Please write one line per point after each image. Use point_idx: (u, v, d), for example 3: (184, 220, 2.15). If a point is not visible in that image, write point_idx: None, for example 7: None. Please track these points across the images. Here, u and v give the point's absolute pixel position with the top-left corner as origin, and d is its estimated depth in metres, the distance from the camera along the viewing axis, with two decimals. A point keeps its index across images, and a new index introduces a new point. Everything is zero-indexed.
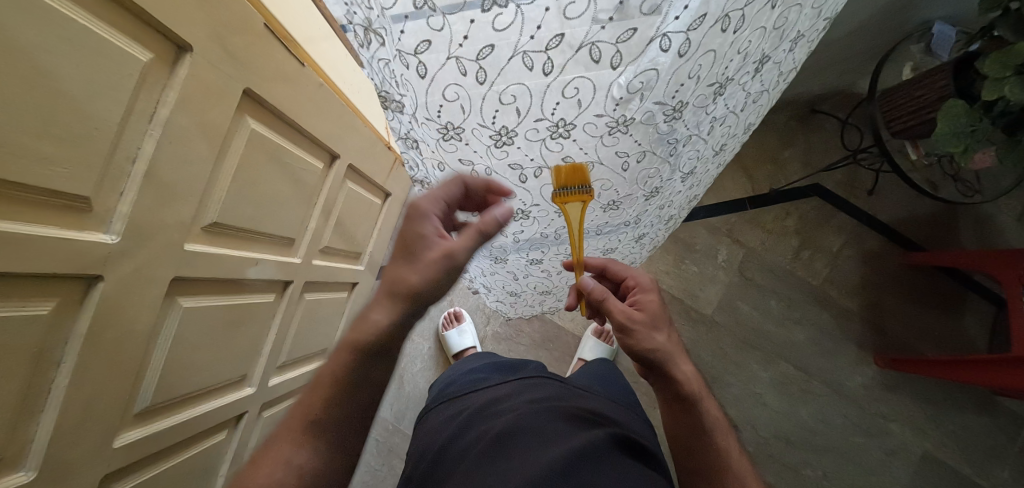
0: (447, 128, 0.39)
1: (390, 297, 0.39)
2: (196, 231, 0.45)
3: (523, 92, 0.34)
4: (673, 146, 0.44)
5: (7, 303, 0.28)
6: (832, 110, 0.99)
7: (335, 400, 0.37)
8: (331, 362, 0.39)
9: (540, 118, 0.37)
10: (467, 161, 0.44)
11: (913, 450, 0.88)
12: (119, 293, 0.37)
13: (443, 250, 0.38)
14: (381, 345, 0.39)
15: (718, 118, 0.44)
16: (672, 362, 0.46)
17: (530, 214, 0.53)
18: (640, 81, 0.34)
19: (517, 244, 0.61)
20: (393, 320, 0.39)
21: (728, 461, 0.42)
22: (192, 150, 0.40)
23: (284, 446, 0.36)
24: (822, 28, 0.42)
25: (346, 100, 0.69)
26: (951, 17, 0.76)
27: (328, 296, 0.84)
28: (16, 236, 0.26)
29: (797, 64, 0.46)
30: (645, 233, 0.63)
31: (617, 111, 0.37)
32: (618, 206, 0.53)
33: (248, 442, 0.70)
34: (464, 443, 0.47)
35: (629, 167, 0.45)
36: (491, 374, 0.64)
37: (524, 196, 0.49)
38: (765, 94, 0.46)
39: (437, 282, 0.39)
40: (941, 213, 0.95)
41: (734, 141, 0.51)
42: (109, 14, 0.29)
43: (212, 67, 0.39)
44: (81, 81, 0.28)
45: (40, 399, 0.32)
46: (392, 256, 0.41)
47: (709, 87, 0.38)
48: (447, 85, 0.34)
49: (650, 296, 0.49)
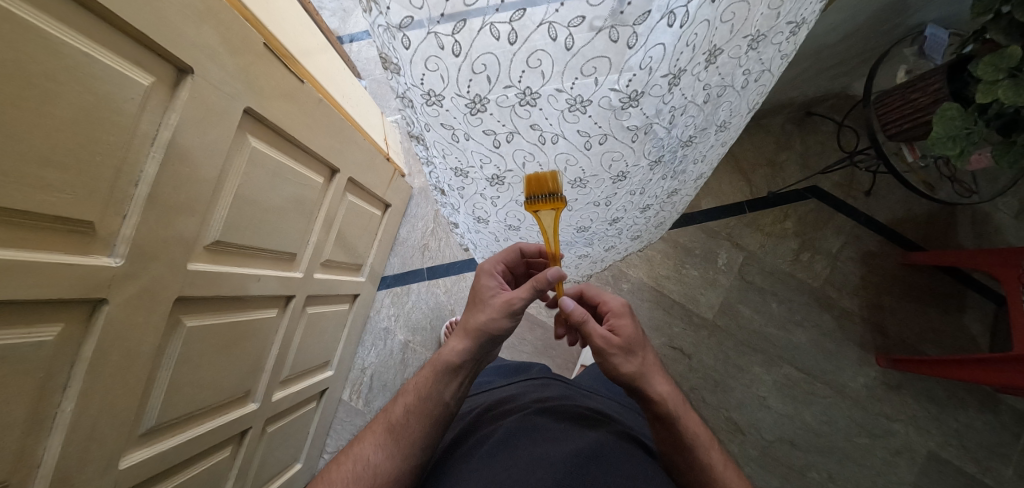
0: (423, 90, 0.37)
1: (463, 333, 0.48)
2: (199, 250, 0.45)
3: (493, 64, 0.32)
4: (635, 133, 0.40)
5: (12, 331, 0.28)
6: (828, 112, 1.00)
7: (411, 414, 0.46)
8: (416, 379, 0.49)
9: (508, 85, 0.34)
10: (448, 127, 0.41)
11: (918, 449, 0.88)
12: (124, 314, 0.37)
13: (504, 298, 0.47)
14: (452, 366, 0.47)
15: (679, 108, 0.40)
16: (648, 384, 0.45)
17: (506, 181, 0.46)
18: (593, 66, 0.32)
19: (496, 211, 0.53)
20: (459, 356, 0.47)
21: (713, 475, 0.44)
22: (196, 171, 0.40)
23: (366, 445, 0.45)
24: (787, 32, 0.39)
25: (342, 112, 0.70)
26: (947, 17, 0.77)
27: (330, 309, 0.84)
28: (20, 264, 0.27)
29: (764, 65, 0.42)
30: (620, 217, 0.55)
31: (575, 91, 0.34)
32: (586, 184, 0.47)
33: (252, 458, 0.70)
34: (471, 440, 0.49)
35: (592, 148, 0.41)
36: (500, 378, 0.67)
37: (498, 161, 0.44)
38: (730, 89, 0.42)
39: (500, 323, 0.47)
40: (939, 212, 0.95)
41: (703, 134, 0.46)
42: (107, 39, 0.29)
43: (213, 87, 0.39)
44: (77, 109, 0.28)
45: (49, 418, 0.33)
46: (466, 307, 0.51)
47: (665, 79, 0.35)
48: (427, 57, 0.33)
49: (624, 321, 0.48)
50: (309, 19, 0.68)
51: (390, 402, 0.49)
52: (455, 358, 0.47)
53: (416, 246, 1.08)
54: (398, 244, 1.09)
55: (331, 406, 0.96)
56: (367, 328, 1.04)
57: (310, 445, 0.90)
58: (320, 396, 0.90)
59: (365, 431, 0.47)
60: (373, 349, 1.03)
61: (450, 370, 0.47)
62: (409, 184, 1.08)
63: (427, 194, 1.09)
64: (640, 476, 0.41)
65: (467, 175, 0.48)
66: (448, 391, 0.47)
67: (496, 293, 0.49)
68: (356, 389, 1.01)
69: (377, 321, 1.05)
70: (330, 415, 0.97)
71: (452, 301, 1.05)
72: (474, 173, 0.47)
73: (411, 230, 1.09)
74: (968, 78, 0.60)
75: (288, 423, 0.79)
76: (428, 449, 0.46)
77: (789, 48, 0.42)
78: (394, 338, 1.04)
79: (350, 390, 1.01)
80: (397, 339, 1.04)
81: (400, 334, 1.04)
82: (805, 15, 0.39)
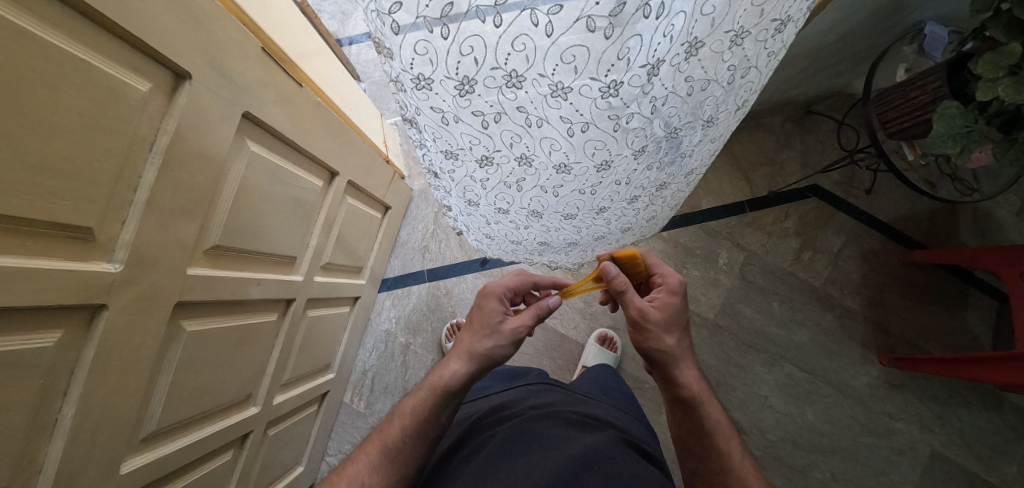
0: (409, 74, 0.34)
1: (464, 354, 0.48)
2: (198, 255, 0.45)
3: (479, 47, 0.30)
4: (616, 122, 0.38)
5: (14, 337, 0.28)
6: (828, 111, 1.00)
7: (406, 435, 0.45)
8: (411, 400, 0.48)
9: (494, 66, 0.32)
10: (438, 111, 0.38)
11: (921, 448, 0.88)
12: (124, 320, 0.37)
13: (512, 327, 0.49)
14: (452, 391, 0.47)
15: (660, 98, 0.38)
16: (675, 365, 0.47)
17: (495, 162, 0.42)
18: (572, 53, 0.31)
19: (485, 195, 0.48)
20: (460, 378, 0.47)
21: (731, 464, 0.44)
22: (194, 176, 0.40)
23: (361, 465, 0.44)
24: (772, 30, 0.37)
25: (341, 115, 0.70)
26: (947, 15, 0.76)
27: (331, 312, 0.84)
28: (20, 271, 0.27)
29: (750, 61, 0.39)
30: (606, 207, 0.51)
31: (557, 77, 0.33)
32: (569, 172, 0.43)
33: (253, 462, 0.70)
34: (467, 450, 0.48)
35: (575, 136, 0.39)
36: (497, 384, 0.66)
37: (487, 143, 0.40)
38: (714, 83, 0.40)
39: (505, 350, 0.49)
40: (940, 210, 0.95)
41: (688, 127, 0.42)
42: (103, 44, 0.29)
43: (211, 92, 0.39)
44: (76, 116, 0.28)
45: (50, 424, 0.33)
46: (467, 325, 0.51)
47: (643, 69, 0.34)
48: (414, 42, 0.31)
49: (671, 299, 0.48)
50: (307, 23, 0.68)
51: (383, 419, 0.48)
52: (455, 381, 0.47)
53: (417, 248, 1.08)
54: (399, 246, 1.09)
55: (332, 409, 0.96)
56: (368, 331, 1.04)
57: (313, 448, 0.90)
58: (322, 399, 0.91)
59: (359, 452, 0.46)
60: (374, 352, 1.03)
61: (451, 395, 0.47)
62: (409, 186, 1.08)
63: (427, 196, 1.09)
64: (641, 481, 0.41)
65: (457, 158, 0.43)
66: (445, 413, 0.47)
67: (504, 318, 0.49)
68: (358, 392, 1.02)
69: (378, 324, 1.05)
70: (332, 418, 0.97)
71: (453, 303, 1.05)
72: (463, 155, 0.42)
73: (411, 233, 1.09)
74: (967, 76, 0.60)
75: (289, 427, 0.79)
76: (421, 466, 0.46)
77: (775, 47, 0.40)
78: (395, 340, 1.04)
79: (351, 392, 1.01)
80: (399, 341, 1.04)
81: (401, 337, 1.04)
82: (791, 13, 0.37)
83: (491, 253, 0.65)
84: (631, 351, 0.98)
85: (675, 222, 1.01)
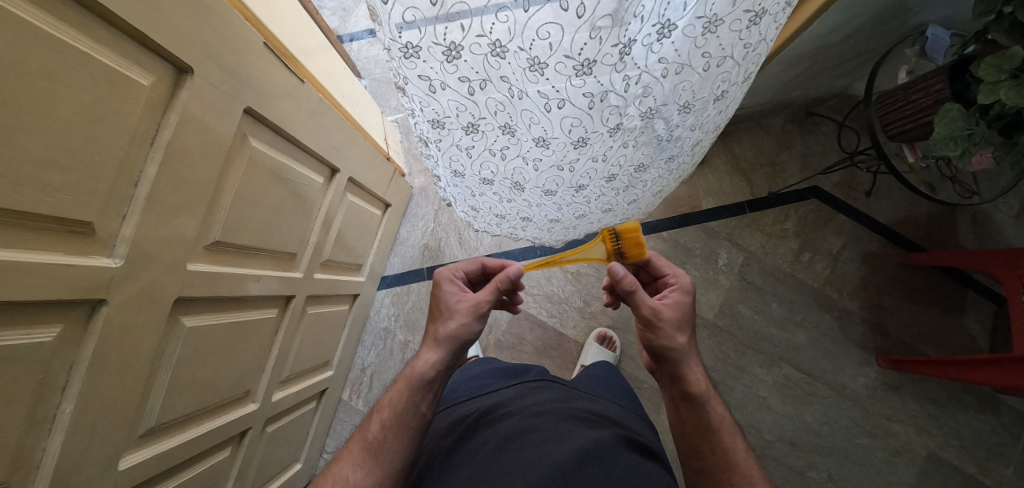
0: (396, 43, 0.33)
1: (434, 342, 0.48)
2: (198, 250, 0.45)
3: (466, 14, 0.30)
4: (591, 99, 0.38)
5: (13, 332, 0.28)
6: (829, 113, 1.00)
7: (389, 430, 0.46)
8: (391, 393, 0.48)
9: (480, 34, 0.31)
10: (426, 81, 0.36)
11: (918, 449, 0.88)
12: (123, 315, 0.37)
13: (472, 300, 0.49)
14: (427, 380, 0.47)
15: (633, 78, 0.37)
16: (684, 362, 0.47)
17: (481, 130, 0.41)
18: (547, 31, 0.31)
19: (471, 165, 0.47)
20: (434, 369, 0.47)
21: (734, 461, 0.44)
22: (195, 171, 0.39)
23: (346, 464, 0.45)
24: (745, 21, 0.36)
25: (343, 111, 0.70)
26: (951, 17, 0.76)
27: (330, 309, 0.84)
28: (19, 265, 0.26)
29: (724, 50, 0.38)
30: (585, 185, 0.50)
31: (535, 51, 0.33)
32: (548, 146, 0.43)
33: (251, 458, 0.70)
34: (459, 450, 0.48)
35: (552, 112, 0.39)
36: (496, 379, 0.66)
37: (473, 112, 0.39)
38: (688, 68, 0.39)
39: (472, 326, 0.48)
40: (939, 212, 0.95)
41: (664, 111, 0.42)
42: (106, 37, 0.29)
43: (212, 88, 0.39)
44: (77, 111, 0.27)
45: (49, 418, 0.33)
46: (430, 316, 0.51)
47: (616, 49, 0.34)
48: (403, 9, 0.30)
49: (683, 297, 0.49)
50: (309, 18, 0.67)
51: (367, 417, 0.48)
52: (429, 370, 0.47)
53: (416, 246, 1.08)
54: (398, 244, 1.08)
55: (330, 406, 0.96)
56: (366, 328, 1.04)
57: (311, 444, 0.91)
58: (320, 397, 0.90)
59: (345, 450, 0.47)
60: (372, 349, 1.03)
61: (424, 385, 0.47)
62: (410, 184, 1.08)
63: (427, 194, 1.09)
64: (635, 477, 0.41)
65: (443, 127, 0.42)
66: (425, 404, 0.47)
67: (460, 297, 0.49)
68: (357, 389, 1.02)
69: (376, 321, 1.05)
70: (330, 415, 0.97)
71: None
72: (449, 124, 0.41)
73: (411, 230, 1.09)
74: (969, 78, 0.60)
75: (287, 423, 0.79)
76: (407, 464, 0.46)
77: (752, 38, 0.39)
78: (393, 338, 1.04)
79: (350, 390, 1.02)
80: (397, 339, 1.04)
81: (400, 335, 1.04)
82: (766, 5, 0.36)
83: (477, 226, 0.64)
84: (631, 350, 0.99)
85: (675, 222, 1.01)
